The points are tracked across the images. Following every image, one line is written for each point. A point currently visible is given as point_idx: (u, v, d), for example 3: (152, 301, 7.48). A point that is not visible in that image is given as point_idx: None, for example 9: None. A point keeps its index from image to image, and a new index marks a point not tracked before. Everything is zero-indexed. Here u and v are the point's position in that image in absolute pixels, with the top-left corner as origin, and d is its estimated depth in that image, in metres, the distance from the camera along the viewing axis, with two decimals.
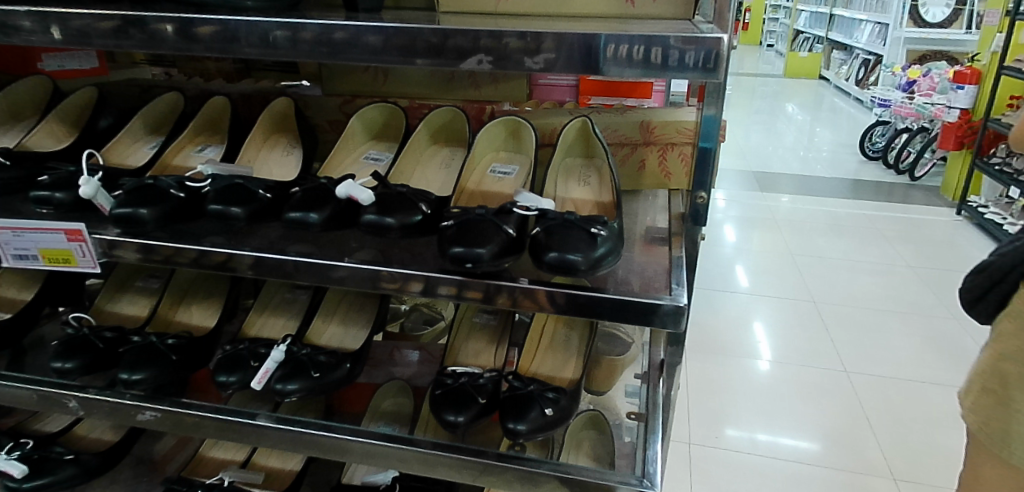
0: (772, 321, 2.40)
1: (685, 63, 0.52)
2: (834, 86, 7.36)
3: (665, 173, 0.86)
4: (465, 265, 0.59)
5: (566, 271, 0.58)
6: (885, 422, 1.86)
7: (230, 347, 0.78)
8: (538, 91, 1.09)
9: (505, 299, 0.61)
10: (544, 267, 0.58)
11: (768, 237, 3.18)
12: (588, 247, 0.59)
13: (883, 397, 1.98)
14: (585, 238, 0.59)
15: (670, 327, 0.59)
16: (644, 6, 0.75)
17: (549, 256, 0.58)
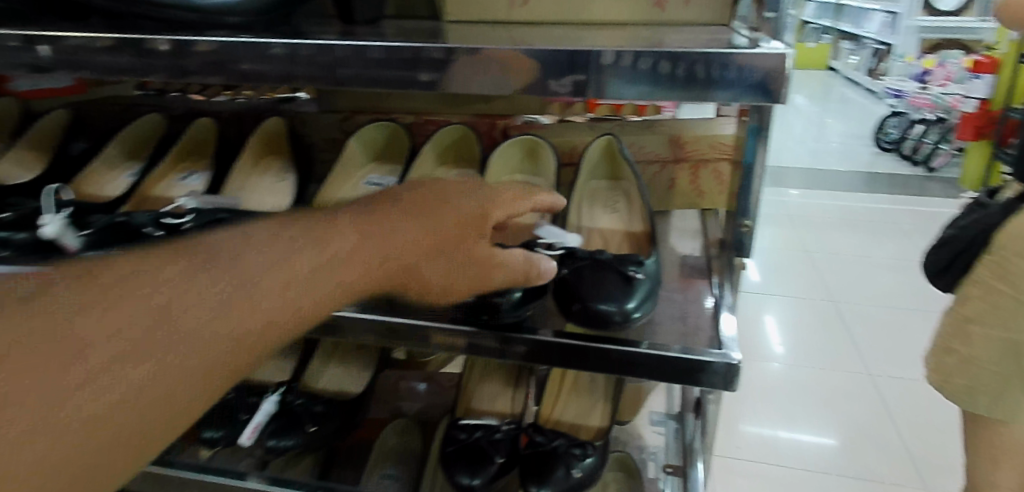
0: (788, 320, 2.31)
1: (712, 87, 0.43)
2: (843, 76, 7.24)
3: (698, 192, 0.78)
4: (482, 317, 0.54)
5: (598, 323, 0.52)
6: (913, 424, 1.77)
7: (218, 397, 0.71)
8: None
9: (525, 353, 0.54)
10: (572, 318, 0.53)
11: (783, 234, 3.08)
12: (622, 295, 0.54)
13: (911, 399, 1.88)
14: (620, 284, 0.54)
15: (720, 387, 0.50)
16: (677, 11, 0.67)
17: (577, 307, 0.52)
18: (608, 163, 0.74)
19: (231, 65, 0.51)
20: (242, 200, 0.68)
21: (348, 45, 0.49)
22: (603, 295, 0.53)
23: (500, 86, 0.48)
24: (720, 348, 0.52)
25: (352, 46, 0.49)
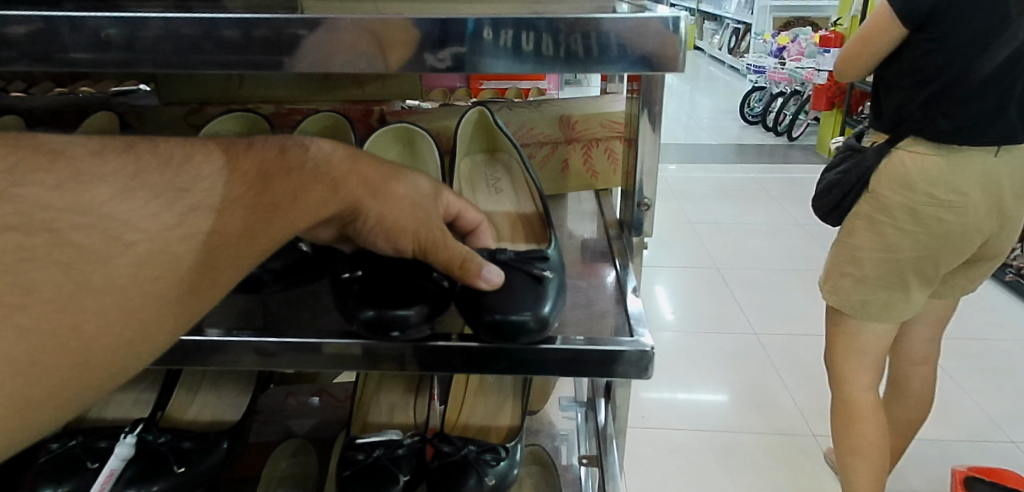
0: (677, 288, 2.42)
1: (590, 53, 0.39)
2: (706, 55, 7.71)
3: (591, 172, 0.76)
4: (390, 333, 0.47)
5: (513, 333, 0.46)
6: (796, 375, 1.91)
7: (56, 448, 0.59)
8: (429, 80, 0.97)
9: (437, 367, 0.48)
10: (484, 330, 0.47)
11: (668, 207, 3.22)
12: (535, 298, 0.49)
13: (792, 352, 2.03)
14: (530, 285, 0.49)
15: (634, 377, 0.48)
16: None
17: (490, 317, 0.46)
18: (483, 135, 0.70)
19: (33, 51, 0.39)
20: None
21: (187, 20, 0.38)
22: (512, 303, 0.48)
23: (373, 65, 0.40)
24: (630, 335, 0.50)
25: (191, 21, 0.38)
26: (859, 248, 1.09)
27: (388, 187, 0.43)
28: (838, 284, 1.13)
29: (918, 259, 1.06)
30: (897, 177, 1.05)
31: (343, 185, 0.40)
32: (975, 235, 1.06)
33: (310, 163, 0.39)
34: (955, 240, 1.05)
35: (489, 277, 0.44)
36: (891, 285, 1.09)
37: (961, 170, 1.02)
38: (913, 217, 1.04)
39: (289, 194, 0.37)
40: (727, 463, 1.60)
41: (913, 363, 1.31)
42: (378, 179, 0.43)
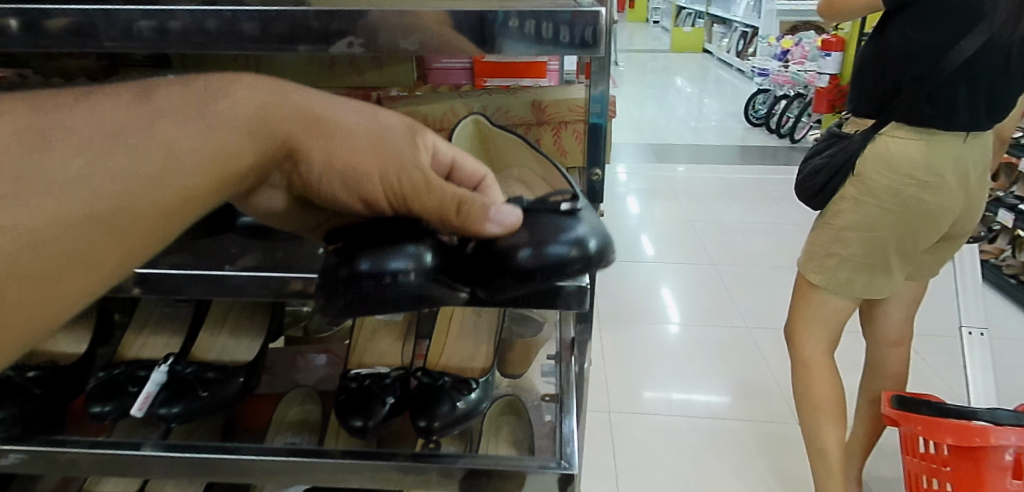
0: (680, 287, 2.48)
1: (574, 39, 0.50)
2: (716, 58, 7.75)
3: (561, 151, 0.86)
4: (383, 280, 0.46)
5: (545, 265, 0.49)
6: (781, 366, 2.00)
7: (104, 374, 0.71)
8: (433, 74, 1.05)
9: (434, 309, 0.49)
10: (514, 270, 0.48)
11: (669, 205, 3.30)
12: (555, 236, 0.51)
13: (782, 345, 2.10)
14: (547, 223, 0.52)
15: (574, 307, 0.59)
16: None
17: (523, 254, 0.48)
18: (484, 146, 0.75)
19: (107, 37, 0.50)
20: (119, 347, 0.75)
21: (224, 13, 0.49)
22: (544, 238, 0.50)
23: (360, 48, 0.51)
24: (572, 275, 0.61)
25: (228, 14, 0.49)
26: (841, 229, 1.16)
27: (347, 130, 0.42)
28: (823, 263, 1.19)
29: (897, 235, 1.13)
30: (887, 166, 1.10)
31: (287, 122, 0.41)
32: (950, 215, 1.13)
33: (261, 110, 0.40)
34: (934, 217, 1.12)
35: (500, 217, 0.46)
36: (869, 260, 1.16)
37: (939, 151, 1.09)
38: (895, 196, 1.11)
39: (216, 140, 0.38)
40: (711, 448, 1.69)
41: (879, 344, 1.37)
42: (329, 120, 0.42)
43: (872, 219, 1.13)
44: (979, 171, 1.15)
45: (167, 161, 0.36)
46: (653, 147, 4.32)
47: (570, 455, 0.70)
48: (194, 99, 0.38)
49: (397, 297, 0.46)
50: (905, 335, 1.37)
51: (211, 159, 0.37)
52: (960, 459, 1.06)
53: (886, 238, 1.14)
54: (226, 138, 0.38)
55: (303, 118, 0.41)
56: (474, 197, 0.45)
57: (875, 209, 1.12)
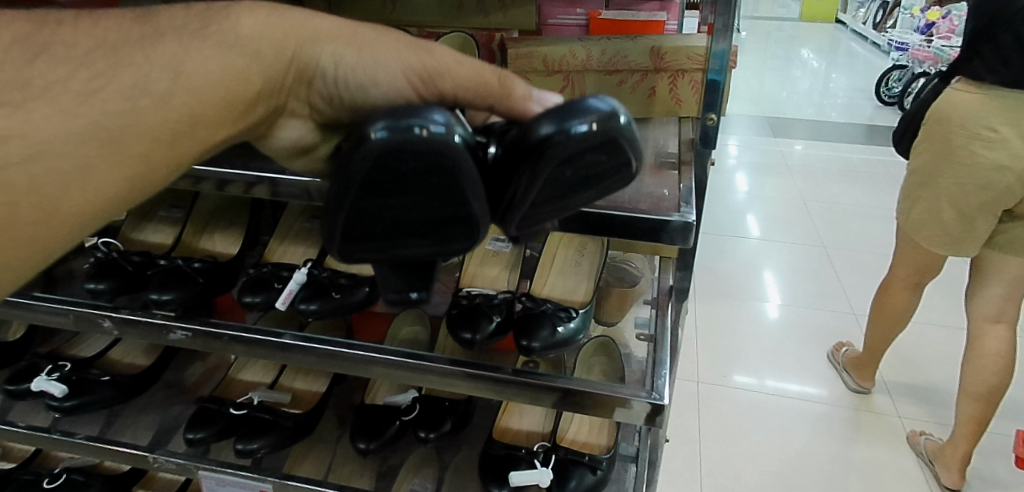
0: (785, 270, 2.34)
1: None
2: (849, 29, 7.11)
3: (675, 100, 0.84)
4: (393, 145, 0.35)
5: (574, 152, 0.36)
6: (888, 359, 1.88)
7: (255, 271, 0.82)
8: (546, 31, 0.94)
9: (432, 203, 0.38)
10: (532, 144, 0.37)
11: (781, 183, 3.13)
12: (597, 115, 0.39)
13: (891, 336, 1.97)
14: None
15: (678, 242, 0.62)
16: None
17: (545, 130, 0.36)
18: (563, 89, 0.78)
19: None
20: (266, 256, 0.88)
21: None
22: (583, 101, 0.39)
23: None
24: (679, 211, 0.63)
25: None
26: None
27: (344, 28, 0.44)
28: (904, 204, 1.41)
29: (953, 188, 1.30)
30: (949, 126, 1.28)
31: (291, 35, 0.43)
32: (1011, 178, 1.24)
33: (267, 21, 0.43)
34: (988, 174, 1.25)
35: (542, 100, 0.41)
36: (928, 202, 1.35)
37: (1003, 109, 1.22)
38: (947, 144, 1.29)
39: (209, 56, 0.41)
40: (799, 428, 1.65)
41: None
42: (318, 26, 0.44)
43: (928, 169, 1.34)
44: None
45: (170, 76, 0.40)
46: (770, 120, 4.09)
47: (661, 386, 0.72)
48: (194, 22, 0.42)
49: (424, 160, 0.35)
50: (1006, 313, 1.39)
51: (221, 80, 0.41)
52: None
53: (939, 183, 1.32)
54: (232, 52, 0.41)
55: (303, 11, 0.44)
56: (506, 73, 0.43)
57: (941, 164, 1.31)
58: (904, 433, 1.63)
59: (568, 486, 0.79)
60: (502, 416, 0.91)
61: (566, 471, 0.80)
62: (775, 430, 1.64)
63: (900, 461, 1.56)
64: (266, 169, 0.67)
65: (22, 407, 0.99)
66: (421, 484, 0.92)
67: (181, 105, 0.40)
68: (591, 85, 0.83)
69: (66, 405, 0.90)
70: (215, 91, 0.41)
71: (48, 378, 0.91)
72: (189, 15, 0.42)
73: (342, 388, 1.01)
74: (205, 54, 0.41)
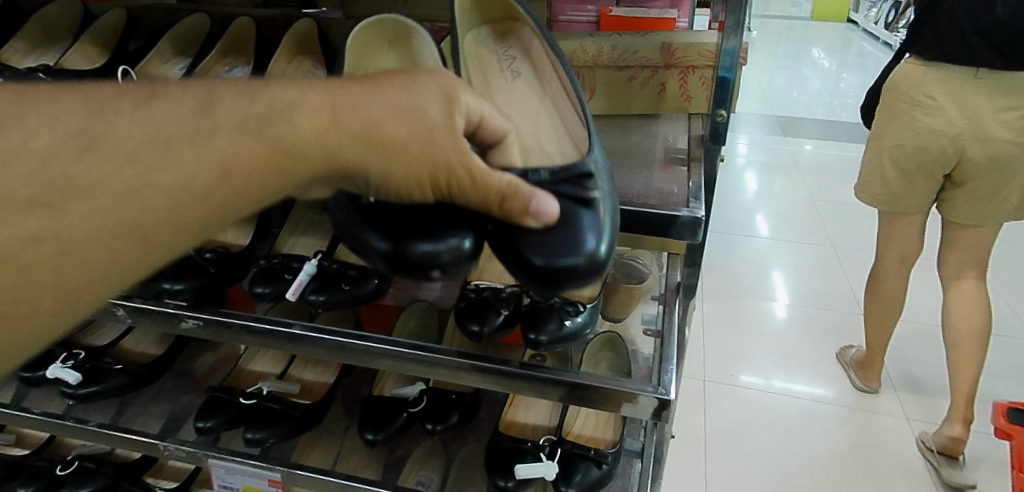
0: (794, 270, 2.34)
1: None
2: (862, 28, 7.06)
3: (685, 96, 0.83)
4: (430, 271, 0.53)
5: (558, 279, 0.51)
6: (896, 360, 1.87)
7: (265, 262, 0.83)
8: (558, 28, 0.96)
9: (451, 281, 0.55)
10: (525, 274, 0.51)
11: (791, 182, 3.11)
12: (580, 241, 0.51)
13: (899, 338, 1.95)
14: (575, 217, 0.52)
15: (686, 238, 0.62)
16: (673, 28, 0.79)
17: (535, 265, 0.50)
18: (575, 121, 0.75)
19: None
20: (278, 247, 0.88)
21: None
22: (556, 248, 0.50)
23: None
24: (687, 206, 0.63)
25: None
26: None
27: (384, 127, 0.42)
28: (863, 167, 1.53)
29: (896, 149, 1.43)
30: (895, 94, 1.39)
31: (350, 148, 0.41)
32: (945, 140, 1.36)
33: (330, 119, 0.41)
34: (924, 137, 1.37)
35: (540, 210, 0.48)
36: (879, 166, 1.47)
37: (939, 80, 1.31)
38: (892, 113, 1.41)
39: (252, 156, 0.39)
40: (804, 428, 1.64)
41: None
42: (387, 130, 0.42)
43: (880, 136, 1.45)
44: (997, 110, 1.31)
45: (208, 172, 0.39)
46: (780, 119, 4.07)
47: (668, 381, 0.72)
48: (261, 116, 0.40)
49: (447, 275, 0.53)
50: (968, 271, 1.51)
51: (258, 175, 0.40)
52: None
53: (883, 145, 1.45)
54: (278, 156, 0.40)
55: (346, 97, 0.42)
56: (519, 184, 0.47)
57: (887, 130, 1.42)
58: (912, 435, 1.63)
59: (573, 480, 0.79)
60: (508, 409, 0.92)
61: (571, 464, 0.81)
62: (780, 429, 1.64)
63: (907, 463, 1.55)
64: None
65: (35, 394, 1.00)
66: (428, 476, 0.93)
67: (216, 192, 0.39)
68: (602, 81, 0.83)
69: (80, 392, 0.91)
70: (257, 178, 0.40)
71: (62, 366, 0.92)
72: (251, 104, 0.40)
73: (351, 380, 1.02)
74: (248, 159, 0.39)
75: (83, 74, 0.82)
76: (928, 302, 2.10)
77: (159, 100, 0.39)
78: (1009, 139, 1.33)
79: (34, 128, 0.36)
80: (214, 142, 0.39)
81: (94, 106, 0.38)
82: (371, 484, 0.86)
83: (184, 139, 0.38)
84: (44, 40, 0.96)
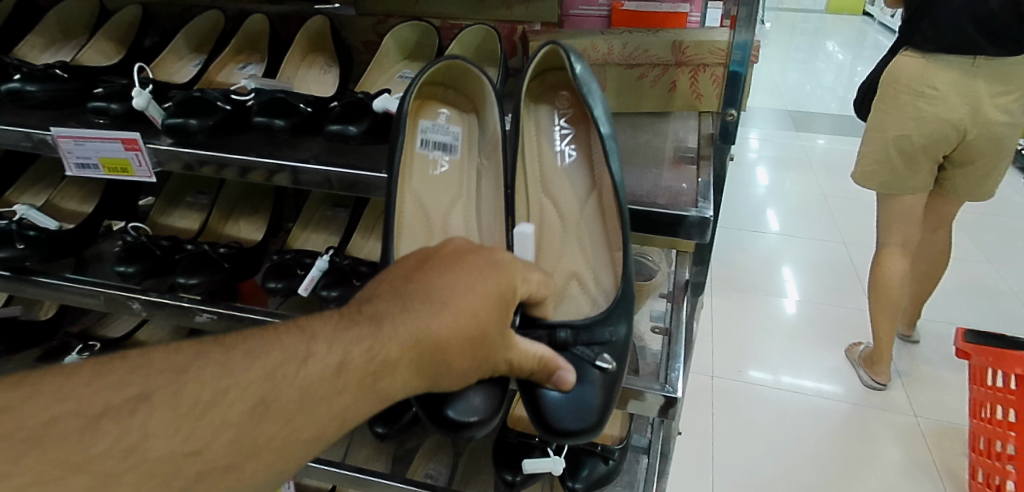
0: (804, 266, 2.33)
1: None
2: (877, 22, 6.96)
3: (696, 94, 0.83)
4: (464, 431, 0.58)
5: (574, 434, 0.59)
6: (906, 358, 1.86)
7: (278, 258, 0.84)
8: (570, 23, 0.96)
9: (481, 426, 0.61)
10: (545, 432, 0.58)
11: (803, 177, 3.09)
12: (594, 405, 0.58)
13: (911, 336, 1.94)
14: (592, 383, 0.59)
15: (695, 238, 0.62)
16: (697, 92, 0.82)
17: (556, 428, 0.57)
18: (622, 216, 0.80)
19: None
20: (290, 242, 0.89)
21: None
22: (572, 416, 0.57)
23: None
24: (696, 206, 0.64)
25: None
26: None
27: (456, 350, 0.48)
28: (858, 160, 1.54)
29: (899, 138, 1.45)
30: (897, 85, 1.42)
31: (425, 375, 0.47)
32: (948, 126, 1.42)
33: (412, 359, 0.46)
34: (930, 124, 1.41)
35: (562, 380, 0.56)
36: (883, 155, 1.48)
37: (940, 70, 1.37)
38: (897, 103, 1.43)
39: (356, 404, 0.44)
40: (811, 424, 1.65)
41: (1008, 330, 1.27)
42: (450, 356, 0.47)
43: (880, 123, 1.47)
44: (993, 96, 1.40)
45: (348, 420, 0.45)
46: (793, 113, 4.03)
47: (675, 379, 0.73)
48: (357, 376, 0.44)
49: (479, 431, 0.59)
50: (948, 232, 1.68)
51: (364, 413, 0.45)
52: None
53: (885, 129, 1.46)
54: (376, 402, 0.45)
55: (427, 326, 0.46)
56: (549, 359, 0.55)
57: (891, 118, 1.44)
58: (920, 433, 1.62)
59: (580, 475, 0.80)
60: (516, 405, 0.93)
61: (578, 461, 0.81)
62: (788, 425, 1.64)
63: (914, 461, 1.55)
64: (288, 156, 0.68)
65: None
66: (436, 469, 0.93)
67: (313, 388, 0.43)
68: (612, 79, 0.83)
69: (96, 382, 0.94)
70: (361, 415, 0.45)
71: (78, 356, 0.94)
72: (349, 359, 0.44)
73: None
74: (363, 406, 0.45)
75: (99, 71, 0.83)
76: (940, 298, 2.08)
77: (315, 360, 0.43)
78: (1003, 122, 1.44)
79: (233, 398, 0.41)
80: (344, 399, 0.44)
81: (268, 371, 0.43)
82: (379, 477, 0.87)
83: (337, 399, 0.44)
84: (61, 35, 0.98)
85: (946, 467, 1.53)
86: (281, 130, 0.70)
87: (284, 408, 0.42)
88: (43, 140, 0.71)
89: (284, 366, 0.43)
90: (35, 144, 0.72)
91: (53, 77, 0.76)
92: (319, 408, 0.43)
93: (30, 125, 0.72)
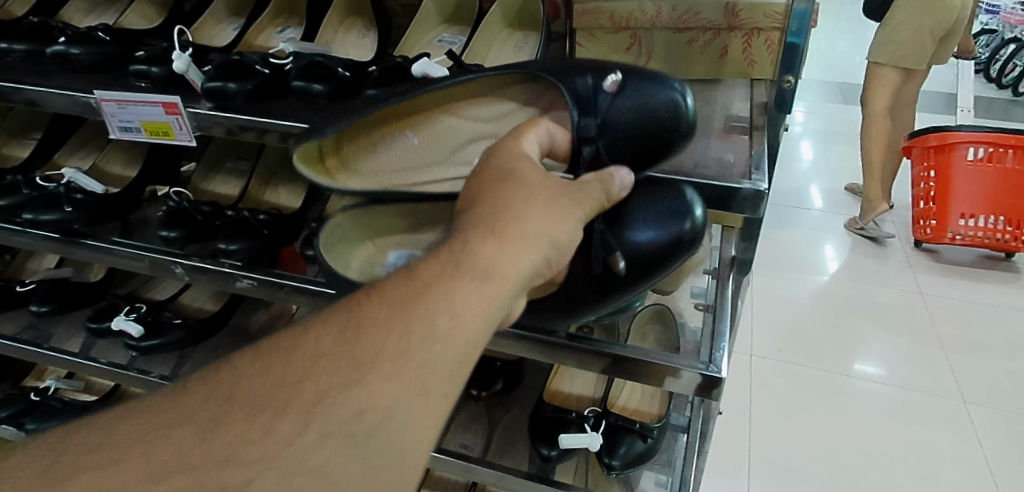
0: (849, 243, 2.24)
1: None
2: None
3: (749, 61, 0.78)
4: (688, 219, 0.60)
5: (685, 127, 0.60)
6: (957, 344, 1.79)
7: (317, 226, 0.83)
8: None
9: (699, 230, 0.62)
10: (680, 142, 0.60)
11: (850, 151, 2.97)
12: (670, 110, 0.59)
13: (961, 322, 1.87)
14: (628, 80, 0.61)
15: (747, 212, 0.59)
16: (740, 61, 0.78)
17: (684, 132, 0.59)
18: None
19: None
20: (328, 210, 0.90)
21: None
22: (655, 116, 0.59)
23: None
24: (749, 178, 0.60)
25: None
26: None
27: (509, 194, 0.48)
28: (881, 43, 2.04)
29: (925, 26, 1.94)
30: None
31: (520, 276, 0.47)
32: (947, 16, 1.93)
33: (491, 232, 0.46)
34: (941, 14, 1.92)
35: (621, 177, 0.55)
36: (900, 40, 1.99)
37: None
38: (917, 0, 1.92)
39: (471, 301, 0.44)
40: (852, 405, 1.60)
41: None
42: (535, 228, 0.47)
43: (901, 17, 1.95)
44: None
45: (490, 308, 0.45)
46: (840, 85, 3.87)
47: (721, 357, 0.70)
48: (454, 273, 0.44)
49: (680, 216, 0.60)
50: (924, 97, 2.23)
51: (485, 315, 0.45)
52: (939, 155, 2.02)
53: (903, 22, 1.95)
54: (484, 288, 0.45)
55: (469, 223, 0.47)
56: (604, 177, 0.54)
57: (905, 13, 1.94)
58: (970, 420, 1.56)
59: (617, 452, 0.79)
60: (553, 378, 0.93)
61: (616, 436, 0.80)
62: (831, 408, 1.59)
63: (962, 449, 1.49)
64: (328, 121, 0.67)
65: (101, 343, 1.05)
66: (470, 438, 0.91)
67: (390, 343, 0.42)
68: (660, 44, 0.79)
69: (142, 345, 0.96)
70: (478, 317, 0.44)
71: (126, 318, 0.97)
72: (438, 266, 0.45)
73: None
74: (495, 291, 0.45)
75: (140, 34, 0.83)
76: (1001, 296, 1.99)
77: (421, 293, 0.44)
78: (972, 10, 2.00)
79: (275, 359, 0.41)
80: (460, 289, 0.44)
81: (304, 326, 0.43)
82: None
83: (453, 293, 0.44)
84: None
85: (996, 457, 1.47)
86: (320, 95, 0.69)
87: (376, 317, 0.43)
88: (87, 103, 0.72)
89: (365, 296, 0.44)
90: (80, 108, 0.72)
91: (96, 40, 0.76)
92: (439, 304, 0.43)
93: (75, 88, 0.73)
